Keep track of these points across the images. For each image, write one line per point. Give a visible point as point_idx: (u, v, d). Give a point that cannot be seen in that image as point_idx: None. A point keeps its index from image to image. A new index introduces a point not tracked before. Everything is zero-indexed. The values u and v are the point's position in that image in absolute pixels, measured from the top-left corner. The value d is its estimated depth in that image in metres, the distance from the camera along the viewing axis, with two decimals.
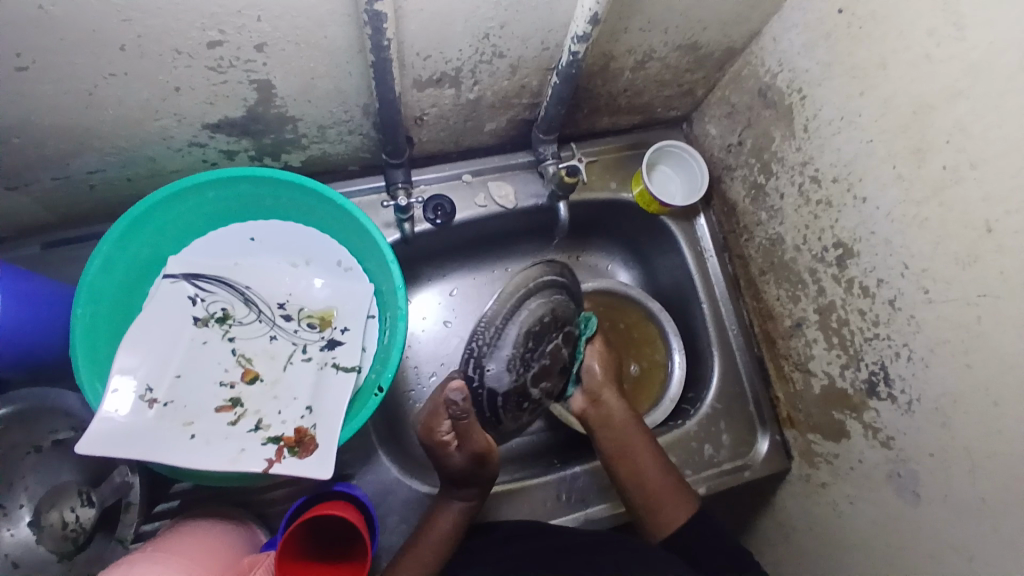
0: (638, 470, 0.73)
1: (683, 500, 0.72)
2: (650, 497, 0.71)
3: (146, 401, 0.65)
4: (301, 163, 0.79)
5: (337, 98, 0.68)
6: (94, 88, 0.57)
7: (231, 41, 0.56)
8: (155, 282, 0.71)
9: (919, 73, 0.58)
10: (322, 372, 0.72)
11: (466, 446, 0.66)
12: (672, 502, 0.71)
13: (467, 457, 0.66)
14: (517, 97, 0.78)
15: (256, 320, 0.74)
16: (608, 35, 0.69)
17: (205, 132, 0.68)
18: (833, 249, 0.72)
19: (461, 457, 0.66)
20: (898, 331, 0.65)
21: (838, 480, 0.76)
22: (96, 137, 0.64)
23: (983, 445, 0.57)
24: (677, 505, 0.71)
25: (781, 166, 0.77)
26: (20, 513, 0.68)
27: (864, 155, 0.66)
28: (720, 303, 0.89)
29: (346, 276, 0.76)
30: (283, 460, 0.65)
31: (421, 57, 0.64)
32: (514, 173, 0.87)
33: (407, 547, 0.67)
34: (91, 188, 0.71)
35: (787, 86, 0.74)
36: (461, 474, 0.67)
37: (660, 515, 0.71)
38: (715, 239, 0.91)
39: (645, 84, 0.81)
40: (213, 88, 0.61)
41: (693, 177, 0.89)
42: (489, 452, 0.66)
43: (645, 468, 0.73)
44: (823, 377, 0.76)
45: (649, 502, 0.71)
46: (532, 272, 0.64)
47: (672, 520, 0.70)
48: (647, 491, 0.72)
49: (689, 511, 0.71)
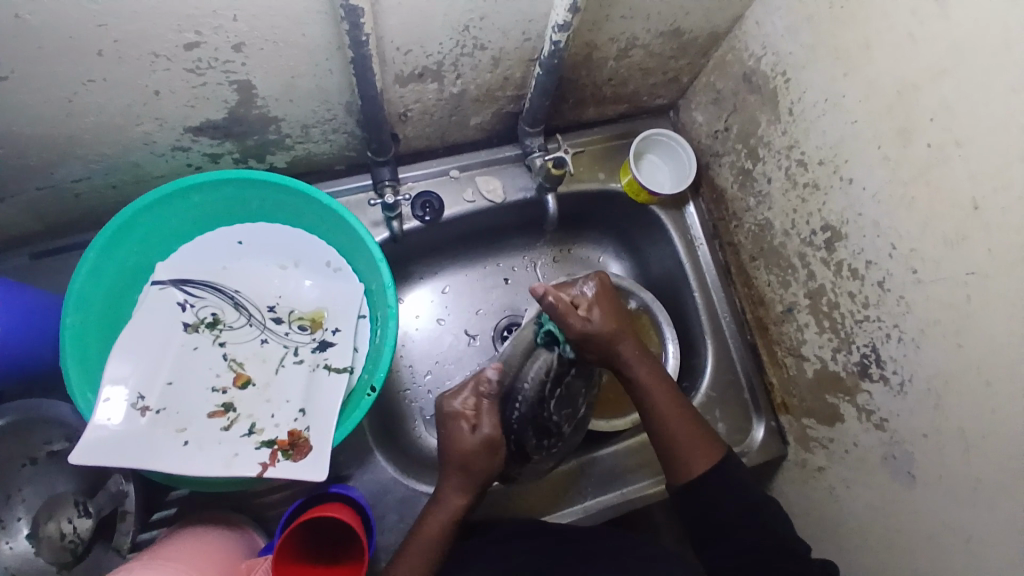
0: (661, 417, 0.70)
1: (709, 449, 0.69)
2: (675, 444, 0.68)
3: (138, 408, 0.65)
4: (286, 164, 0.79)
5: (319, 97, 0.68)
6: (73, 96, 0.56)
7: (208, 42, 0.55)
8: (143, 289, 0.71)
9: (902, 52, 0.58)
10: (314, 373, 0.72)
11: (483, 428, 0.69)
12: (697, 450, 0.68)
13: (481, 437, 0.68)
14: (501, 90, 0.77)
15: (246, 324, 0.74)
16: (590, 24, 0.68)
17: (188, 136, 0.67)
18: (822, 232, 0.71)
19: (475, 439, 0.68)
20: (889, 313, 0.65)
21: (834, 463, 0.76)
22: (78, 145, 0.63)
23: (978, 423, 0.57)
24: (700, 456, 0.68)
25: (768, 151, 0.77)
26: (19, 525, 0.68)
27: (850, 137, 0.65)
28: (711, 291, 0.89)
29: (335, 277, 0.76)
30: (278, 463, 0.65)
31: (401, 52, 0.64)
32: (501, 167, 0.87)
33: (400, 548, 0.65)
34: (76, 196, 0.71)
35: (772, 70, 0.73)
36: (468, 458, 0.68)
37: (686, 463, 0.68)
38: (705, 226, 0.91)
39: (630, 72, 0.81)
40: (193, 90, 0.61)
41: (680, 165, 0.89)
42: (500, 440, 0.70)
43: (668, 418, 0.69)
44: (816, 361, 0.77)
45: (674, 451, 0.69)
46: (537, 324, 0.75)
47: (690, 470, 0.67)
48: (670, 442, 0.69)
49: (712, 460, 0.68)
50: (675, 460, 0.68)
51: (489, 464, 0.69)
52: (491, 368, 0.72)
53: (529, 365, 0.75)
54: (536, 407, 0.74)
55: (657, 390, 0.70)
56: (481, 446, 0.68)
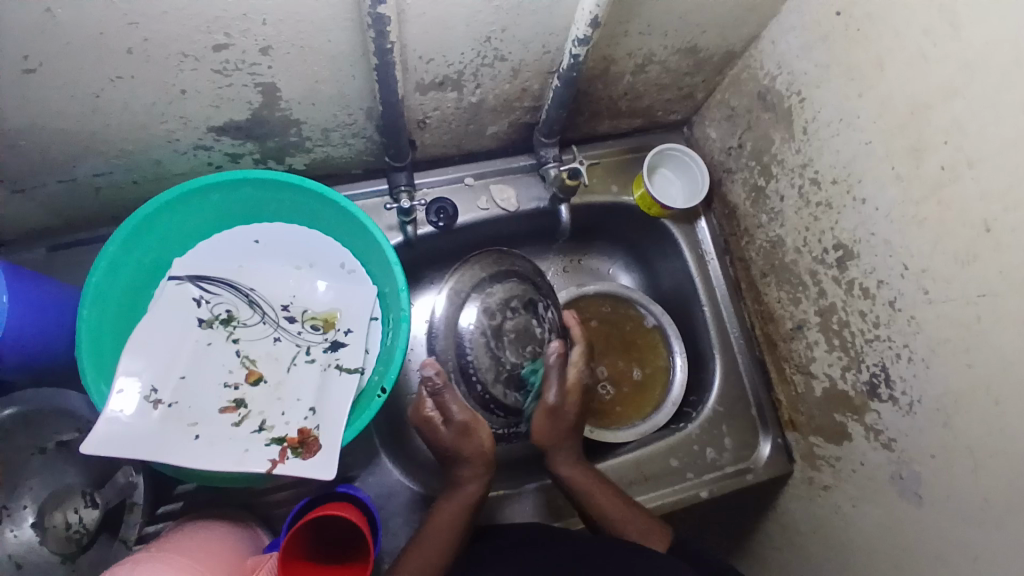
0: (605, 512, 0.72)
1: (659, 532, 0.70)
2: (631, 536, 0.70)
3: (151, 401, 0.66)
4: (305, 166, 0.80)
5: (340, 102, 0.69)
6: (101, 92, 0.58)
7: (236, 44, 0.57)
8: (161, 284, 0.72)
9: (915, 73, 0.59)
10: (326, 373, 0.72)
11: (453, 416, 0.70)
12: (652, 534, 0.70)
13: (454, 429, 0.70)
14: (519, 101, 0.79)
15: (260, 322, 0.74)
16: (608, 39, 0.70)
17: (210, 135, 0.69)
18: (833, 250, 0.72)
19: (450, 431, 0.70)
20: (899, 332, 0.65)
21: (840, 482, 0.75)
22: (102, 140, 0.64)
23: (986, 444, 0.57)
24: (656, 538, 0.70)
25: (781, 168, 0.78)
26: (25, 514, 0.68)
27: (863, 156, 0.66)
28: (721, 306, 0.90)
29: (349, 278, 0.77)
30: (287, 460, 0.65)
31: (423, 61, 0.65)
32: (515, 176, 0.88)
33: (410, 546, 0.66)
34: (96, 191, 0.72)
35: (786, 89, 0.74)
36: (456, 450, 0.70)
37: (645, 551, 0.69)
38: (716, 242, 0.91)
39: (645, 87, 0.82)
40: (219, 91, 0.62)
41: (693, 180, 0.90)
42: (474, 424, 0.70)
43: (613, 511, 0.71)
44: (825, 379, 0.77)
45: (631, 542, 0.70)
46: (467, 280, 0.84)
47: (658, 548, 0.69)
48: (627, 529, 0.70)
49: (666, 540, 0.69)
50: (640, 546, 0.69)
51: (474, 447, 0.71)
52: (427, 366, 0.69)
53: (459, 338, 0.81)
54: (492, 369, 0.80)
55: (599, 490, 0.73)
56: (458, 436, 0.70)
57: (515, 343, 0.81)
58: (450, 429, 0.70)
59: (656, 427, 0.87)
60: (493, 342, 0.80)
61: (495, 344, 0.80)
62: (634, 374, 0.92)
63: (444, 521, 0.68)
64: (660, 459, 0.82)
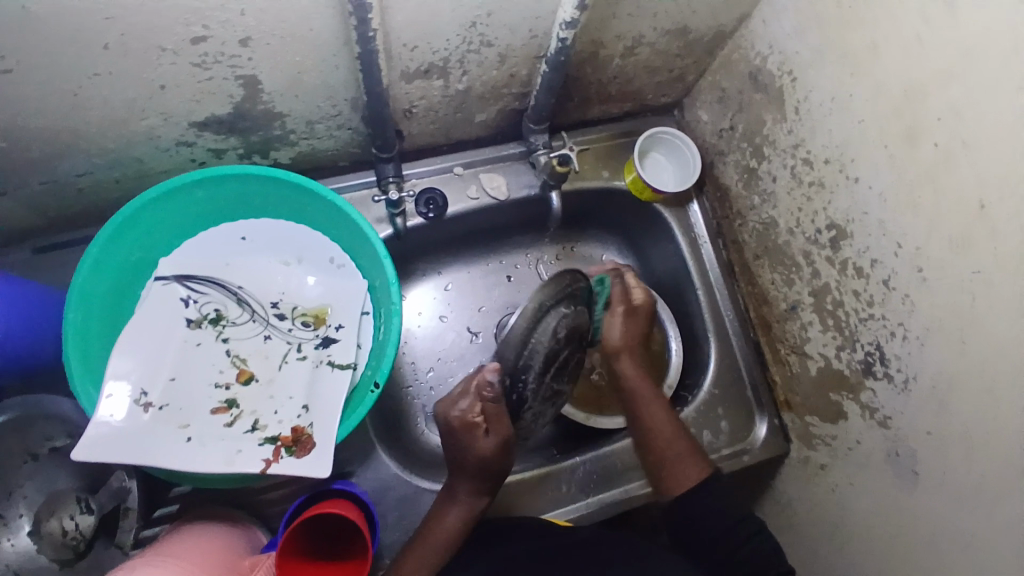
0: (654, 426, 0.74)
1: (699, 464, 0.72)
2: (669, 455, 0.72)
3: (141, 405, 0.64)
4: (290, 160, 0.79)
5: (324, 93, 0.68)
6: (79, 89, 0.56)
7: (215, 36, 0.55)
8: (147, 284, 0.71)
9: (909, 52, 0.58)
10: (318, 370, 0.71)
11: (495, 435, 0.65)
12: (683, 467, 0.71)
13: (495, 442, 0.64)
14: (507, 87, 0.77)
15: (249, 320, 0.73)
16: (596, 21, 0.68)
17: (192, 131, 0.67)
18: (827, 231, 0.72)
19: (488, 444, 0.65)
20: (893, 311, 0.65)
21: (837, 461, 0.76)
22: (83, 139, 0.63)
23: (981, 422, 0.57)
24: (694, 468, 0.71)
25: (773, 149, 0.77)
26: (20, 522, 0.68)
27: (856, 135, 0.65)
28: (715, 290, 0.89)
29: (339, 273, 0.76)
30: (281, 460, 0.64)
31: (408, 48, 0.64)
32: (505, 164, 0.87)
33: (408, 547, 0.66)
34: (79, 191, 0.70)
35: (778, 69, 0.73)
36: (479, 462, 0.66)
37: (677, 473, 0.71)
38: (709, 225, 0.91)
39: (635, 70, 0.81)
40: (199, 85, 0.60)
41: (685, 163, 0.89)
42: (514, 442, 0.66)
43: (660, 429, 0.74)
44: (819, 359, 0.77)
45: (664, 459, 0.72)
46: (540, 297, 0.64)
47: (687, 478, 0.70)
48: (664, 449, 0.73)
49: (705, 474, 0.71)
50: (668, 469, 0.72)
51: (502, 464, 0.67)
52: (491, 369, 0.64)
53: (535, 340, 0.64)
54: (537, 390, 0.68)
55: (656, 405, 0.75)
56: (497, 450, 0.65)
57: (557, 370, 0.70)
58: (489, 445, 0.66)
59: None
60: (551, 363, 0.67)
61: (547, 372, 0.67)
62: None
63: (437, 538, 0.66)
64: None
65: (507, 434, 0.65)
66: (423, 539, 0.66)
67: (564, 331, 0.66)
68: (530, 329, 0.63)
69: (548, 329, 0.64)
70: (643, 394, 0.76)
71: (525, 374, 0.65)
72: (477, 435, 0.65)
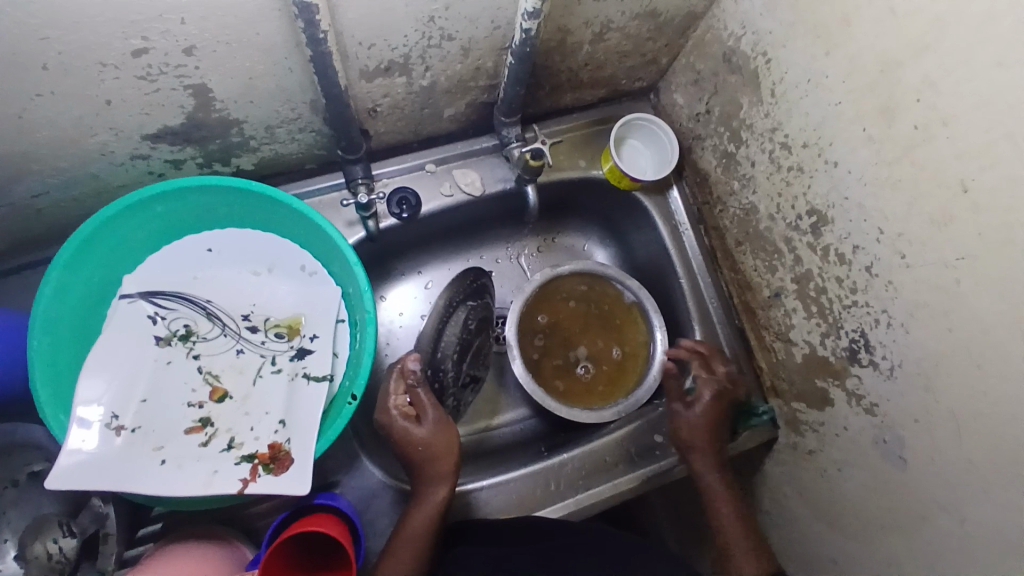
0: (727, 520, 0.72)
1: (765, 562, 0.68)
2: (736, 551, 0.69)
3: (113, 429, 0.63)
4: (254, 166, 0.76)
5: (281, 97, 0.65)
6: (23, 111, 0.53)
7: (158, 47, 0.52)
8: (113, 304, 0.69)
9: (884, 29, 0.56)
10: (293, 383, 0.70)
11: (428, 416, 0.71)
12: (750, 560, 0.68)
13: (430, 425, 0.71)
14: (473, 80, 0.74)
15: (221, 334, 0.72)
16: (562, 9, 0.65)
17: (146, 144, 0.64)
18: (807, 216, 0.70)
19: (424, 429, 0.71)
20: (876, 297, 0.64)
21: (825, 447, 0.75)
22: (34, 161, 0.60)
23: (968, 407, 0.56)
24: (758, 566, 0.68)
25: (750, 133, 0.75)
26: (5, 547, 0.67)
27: (833, 117, 0.63)
28: (698, 276, 0.87)
29: (310, 281, 0.74)
30: (258, 479, 0.63)
31: (364, 46, 0.61)
32: (478, 159, 0.84)
33: (388, 551, 0.65)
34: (38, 212, 0.68)
35: (751, 50, 0.71)
36: (430, 447, 0.70)
37: (740, 568, 0.68)
38: (690, 211, 0.89)
39: (606, 56, 0.78)
40: (147, 97, 0.58)
41: (662, 148, 0.87)
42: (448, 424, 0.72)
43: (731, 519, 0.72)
44: (804, 346, 0.75)
45: (731, 551, 0.70)
46: (450, 292, 0.78)
47: (743, 574, 0.67)
48: (731, 540, 0.70)
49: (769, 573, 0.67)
50: (730, 562, 0.69)
51: (449, 450, 0.71)
52: (412, 359, 0.72)
53: (444, 329, 0.77)
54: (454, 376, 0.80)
55: (725, 501, 0.73)
56: (435, 433, 0.71)
57: (472, 357, 0.81)
58: (427, 429, 0.71)
59: (639, 404, 0.85)
60: (463, 349, 0.79)
61: (461, 361, 0.79)
62: (612, 354, 0.92)
63: (411, 538, 0.65)
64: (644, 436, 0.81)
65: (439, 416, 0.72)
66: (397, 542, 0.65)
67: (473, 323, 0.80)
68: (441, 324, 0.77)
69: (459, 322, 0.78)
70: (716, 481, 0.74)
71: (445, 360, 0.77)
72: (411, 424, 0.70)
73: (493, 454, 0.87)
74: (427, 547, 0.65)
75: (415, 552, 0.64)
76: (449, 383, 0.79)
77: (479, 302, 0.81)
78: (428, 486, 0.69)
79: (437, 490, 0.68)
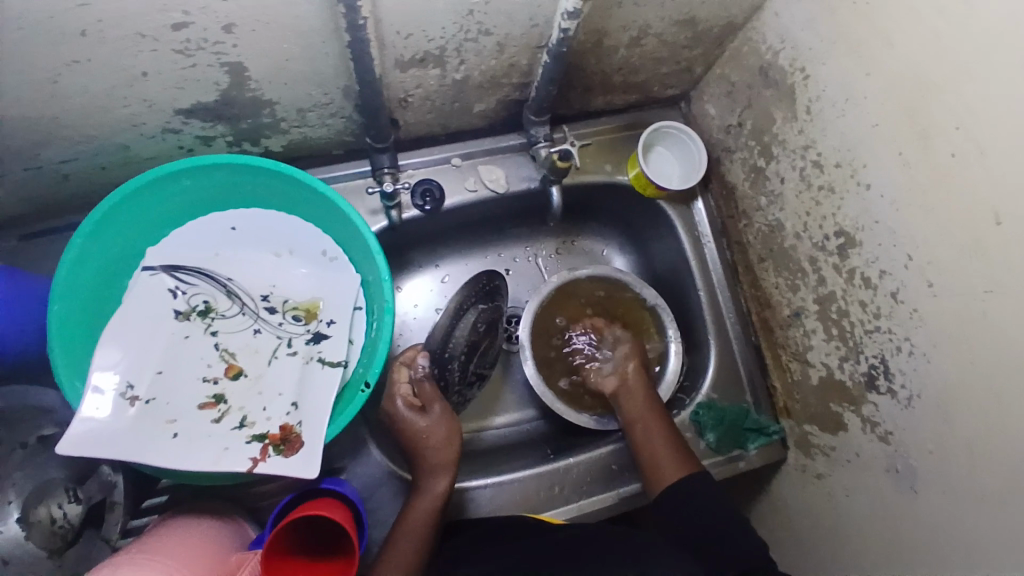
0: (650, 435, 0.75)
1: (684, 462, 0.72)
2: (658, 458, 0.73)
3: (127, 398, 0.63)
4: (282, 148, 0.76)
5: (314, 81, 0.65)
6: (57, 76, 0.54)
7: (197, 22, 0.52)
8: (134, 276, 0.69)
9: (927, 53, 0.55)
10: (308, 366, 0.70)
11: (433, 408, 0.72)
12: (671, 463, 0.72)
13: (434, 416, 0.72)
14: (506, 77, 0.74)
15: (239, 313, 0.72)
16: (600, 10, 0.65)
17: (178, 118, 0.65)
18: (835, 237, 0.69)
19: (428, 420, 0.72)
20: (900, 324, 0.63)
21: (835, 471, 0.74)
22: (64, 127, 0.61)
23: (985, 442, 0.56)
24: (678, 466, 0.72)
25: (782, 149, 0.74)
26: (8, 509, 0.64)
27: (868, 138, 0.62)
28: (717, 290, 0.87)
29: (331, 266, 0.74)
30: (269, 459, 0.64)
31: (401, 36, 0.61)
32: (504, 156, 0.84)
33: (387, 542, 0.65)
34: (64, 177, 0.69)
35: (789, 64, 0.70)
36: (430, 439, 0.71)
37: (661, 472, 0.72)
38: (713, 223, 0.88)
39: (641, 61, 0.77)
40: (182, 72, 0.58)
41: (691, 158, 0.86)
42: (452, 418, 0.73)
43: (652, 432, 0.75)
44: (821, 368, 0.75)
45: (656, 461, 0.73)
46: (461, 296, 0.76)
47: (668, 473, 0.71)
48: (653, 451, 0.74)
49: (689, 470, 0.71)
50: (654, 469, 0.72)
51: (451, 444, 0.71)
52: (422, 355, 0.73)
53: (454, 327, 0.75)
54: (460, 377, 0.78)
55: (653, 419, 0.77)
56: (438, 424, 0.72)
57: (479, 357, 0.80)
58: (430, 420, 0.72)
59: None
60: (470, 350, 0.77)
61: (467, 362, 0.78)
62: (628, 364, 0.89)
63: (413, 528, 0.66)
64: None
65: (444, 409, 0.73)
66: (400, 531, 0.66)
67: (482, 326, 0.78)
68: (452, 322, 0.75)
69: (468, 324, 0.76)
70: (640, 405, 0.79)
71: (451, 360, 0.76)
72: (416, 414, 0.72)
73: (498, 453, 0.87)
74: (429, 537, 0.66)
75: (418, 542, 0.65)
76: (453, 381, 0.77)
77: (491, 305, 0.79)
78: (429, 477, 0.69)
79: (438, 480, 0.69)
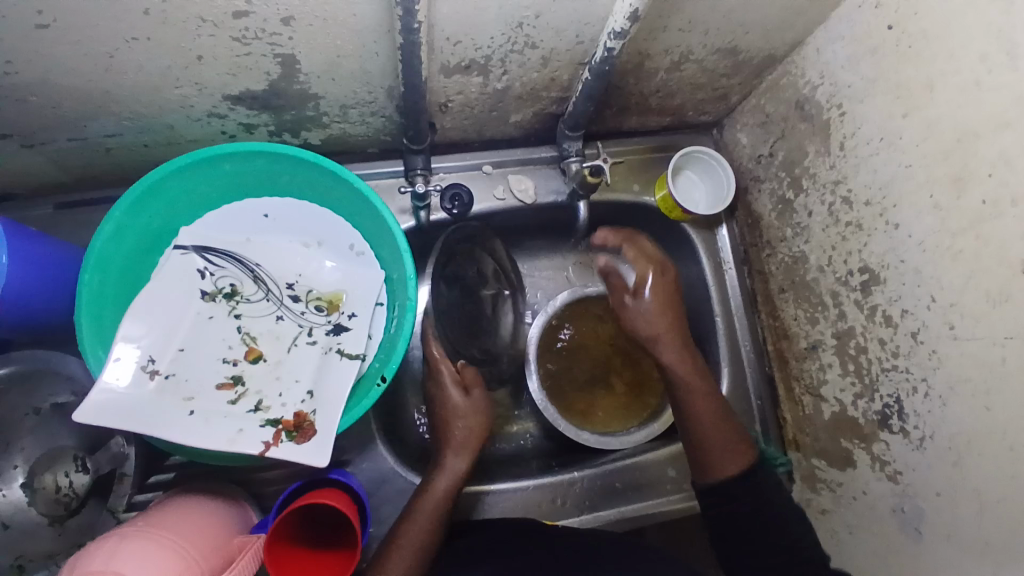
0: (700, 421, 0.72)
1: (744, 451, 0.71)
2: (710, 442, 0.71)
3: (148, 372, 0.64)
4: (321, 141, 0.78)
5: (361, 79, 0.66)
6: (115, 52, 0.55)
7: (257, 12, 0.54)
8: (166, 253, 0.71)
9: (966, 99, 0.56)
10: (327, 356, 0.71)
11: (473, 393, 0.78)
12: (721, 450, 0.70)
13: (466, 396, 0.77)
14: (547, 90, 0.75)
15: (264, 298, 0.73)
16: (646, 33, 0.66)
17: (226, 103, 0.66)
18: (858, 274, 0.69)
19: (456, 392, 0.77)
20: (919, 364, 0.63)
21: (839, 508, 0.74)
22: (114, 101, 0.62)
23: (995, 489, 0.55)
24: (729, 453, 0.70)
25: (812, 182, 0.75)
26: (14, 474, 0.67)
27: (901, 179, 0.63)
28: (734, 317, 0.87)
29: (357, 260, 0.75)
30: (281, 444, 0.64)
31: (451, 42, 0.62)
32: (536, 167, 0.86)
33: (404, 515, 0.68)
34: (107, 151, 0.70)
35: (827, 101, 0.71)
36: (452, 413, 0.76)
37: (716, 460, 0.70)
38: (736, 251, 0.89)
39: (679, 86, 0.78)
40: (236, 59, 0.59)
41: (718, 186, 0.87)
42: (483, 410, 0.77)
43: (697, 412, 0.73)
44: (834, 404, 0.75)
45: (704, 448, 0.71)
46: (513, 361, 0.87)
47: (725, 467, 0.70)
48: (704, 441, 0.71)
49: (745, 466, 0.70)
50: (705, 456, 0.71)
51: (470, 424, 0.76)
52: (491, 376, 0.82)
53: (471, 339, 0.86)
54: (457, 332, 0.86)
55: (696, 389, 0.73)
56: (466, 405, 0.77)
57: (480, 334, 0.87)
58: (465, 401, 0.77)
59: (650, 437, 0.84)
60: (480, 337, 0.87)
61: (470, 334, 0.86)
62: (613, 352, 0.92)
63: (433, 503, 0.68)
64: (657, 468, 0.81)
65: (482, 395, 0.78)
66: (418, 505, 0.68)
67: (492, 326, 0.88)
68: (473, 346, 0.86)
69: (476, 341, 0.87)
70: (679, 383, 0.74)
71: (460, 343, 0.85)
72: (455, 393, 0.77)
73: (503, 460, 0.87)
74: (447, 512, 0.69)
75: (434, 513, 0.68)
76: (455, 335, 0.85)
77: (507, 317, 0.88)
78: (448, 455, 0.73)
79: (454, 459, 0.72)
